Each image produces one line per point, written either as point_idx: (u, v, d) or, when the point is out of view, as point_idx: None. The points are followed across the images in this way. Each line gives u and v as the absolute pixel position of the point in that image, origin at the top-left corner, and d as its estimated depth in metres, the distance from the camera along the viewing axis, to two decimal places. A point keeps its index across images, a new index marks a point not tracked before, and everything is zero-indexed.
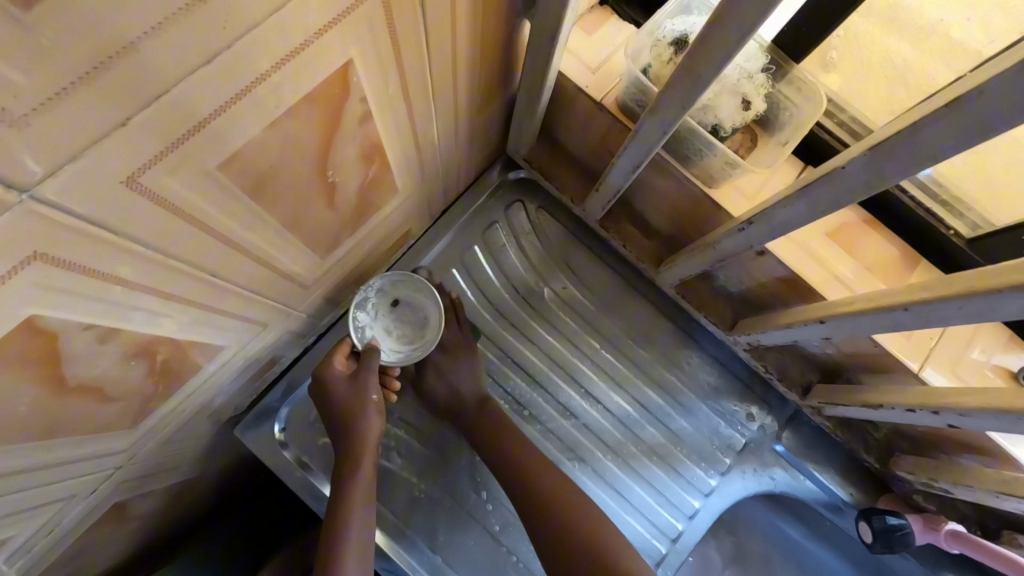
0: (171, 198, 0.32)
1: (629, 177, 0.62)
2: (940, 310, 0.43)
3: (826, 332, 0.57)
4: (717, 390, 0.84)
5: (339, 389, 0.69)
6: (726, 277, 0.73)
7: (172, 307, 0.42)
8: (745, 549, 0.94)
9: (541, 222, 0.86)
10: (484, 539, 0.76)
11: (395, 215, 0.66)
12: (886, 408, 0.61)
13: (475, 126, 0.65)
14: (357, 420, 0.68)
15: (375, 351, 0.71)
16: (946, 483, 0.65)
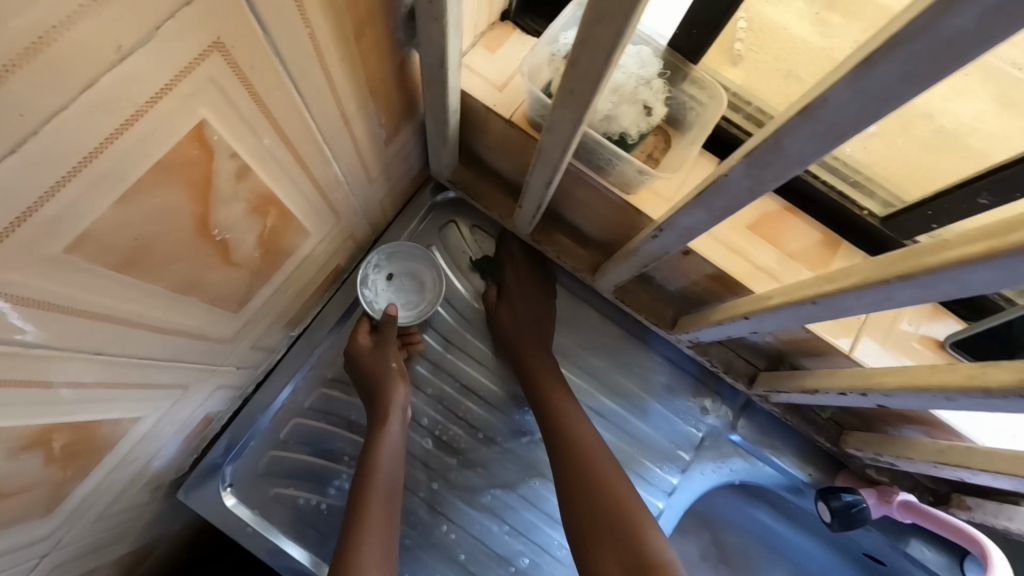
0: (18, 290, 0.30)
1: (545, 192, 0.61)
2: (843, 301, 0.43)
3: (752, 327, 0.57)
4: (670, 388, 0.84)
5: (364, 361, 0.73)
6: (661, 278, 0.73)
7: (58, 394, 0.39)
8: (720, 541, 0.96)
9: (477, 240, 0.86)
10: (451, 571, 0.74)
11: (315, 255, 0.64)
12: (822, 392, 0.62)
13: (387, 156, 0.64)
14: (382, 386, 0.71)
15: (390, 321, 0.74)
16: (891, 456, 0.66)
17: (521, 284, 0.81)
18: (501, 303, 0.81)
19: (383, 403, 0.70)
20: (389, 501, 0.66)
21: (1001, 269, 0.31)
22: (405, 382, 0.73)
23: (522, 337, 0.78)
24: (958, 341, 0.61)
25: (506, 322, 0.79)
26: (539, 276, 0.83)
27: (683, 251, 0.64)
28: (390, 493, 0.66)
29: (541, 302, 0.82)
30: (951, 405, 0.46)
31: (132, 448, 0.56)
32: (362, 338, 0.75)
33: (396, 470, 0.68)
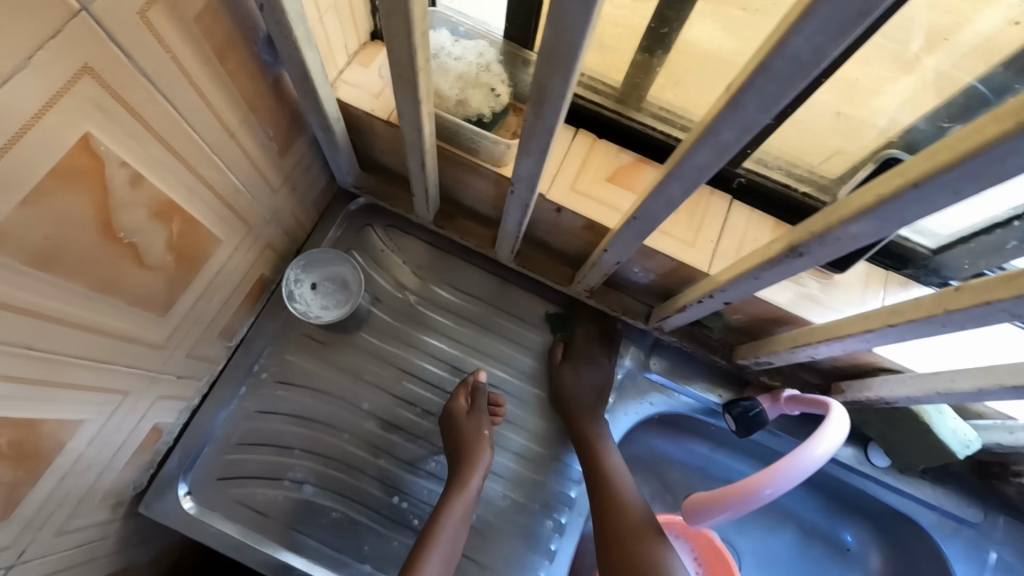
0: None
1: (424, 175, 0.70)
2: (650, 210, 0.53)
3: (615, 258, 0.67)
4: (587, 341, 0.93)
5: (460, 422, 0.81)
6: (551, 239, 0.82)
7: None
8: (669, 484, 1.03)
9: (395, 239, 0.94)
10: (409, 537, 0.80)
11: (233, 263, 0.72)
12: (690, 307, 0.71)
13: (286, 168, 0.73)
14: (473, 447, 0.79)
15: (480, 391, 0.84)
16: (765, 355, 0.75)
17: (587, 346, 0.89)
18: (570, 363, 0.88)
19: (467, 466, 0.78)
20: (454, 549, 0.72)
21: (711, 146, 0.41)
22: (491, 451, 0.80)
23: (592, 407, 0.86)
24: None
25: (579, 388, 0.86)
26: (608, 344, 0.91)
27: (556, 208, 0.74)
28: (454, 543, 0.73)
29: (606, 369, 0.90)
30: (762, 283, 0.56)
31: (82, 455, 0.62)
32: (461, 400, 0.83)
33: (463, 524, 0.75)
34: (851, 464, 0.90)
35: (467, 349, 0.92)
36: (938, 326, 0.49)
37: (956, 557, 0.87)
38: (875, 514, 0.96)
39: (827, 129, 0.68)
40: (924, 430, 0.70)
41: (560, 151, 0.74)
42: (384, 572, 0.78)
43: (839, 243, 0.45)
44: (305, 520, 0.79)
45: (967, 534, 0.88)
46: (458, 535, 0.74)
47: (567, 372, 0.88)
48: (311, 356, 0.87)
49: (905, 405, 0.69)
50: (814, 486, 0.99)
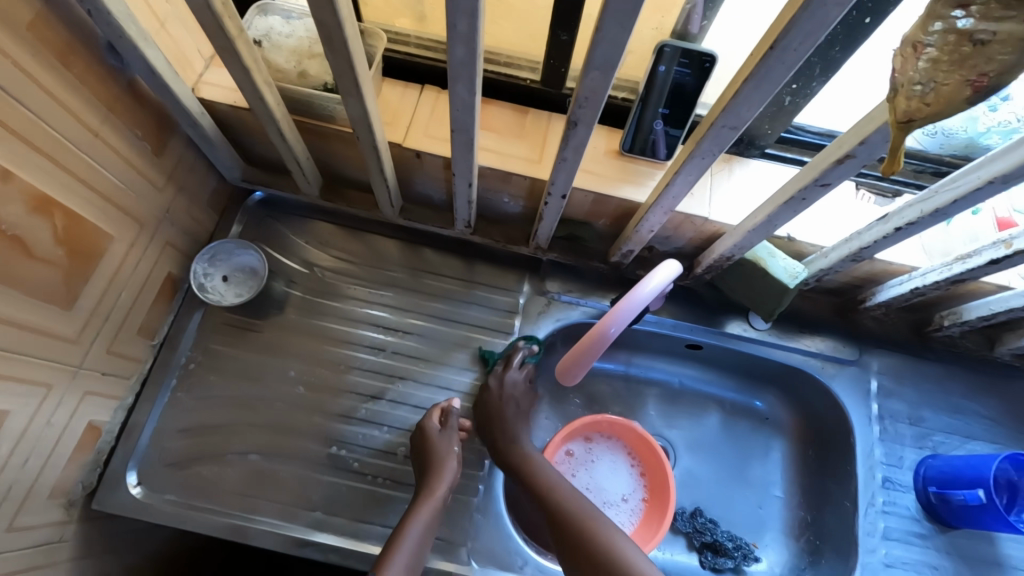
0: None
1: (289, 146, 0.79)
2: (461, 118, 0.63)
3: (468, 180, 0.77)
4: (486, 276, 1.01)
5: (428, 440, 0.85)
6: (426, 187, 0.91)
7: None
8: (598, 397, 1.12)
9: (295, 223, 1.02)
10: (352, 479, 0.87)
11: (132, 260, 0.79)
12: (546, 213, 0.82)
13: (165, 167, 0.81)
14: (440, 459, 0.83)
15: (450, 412, 0.87)
16: (625, 244, 0.86)
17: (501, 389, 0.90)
18: (493, 412, 0.89)
19: (434, 478, 0.81)
20: (422, 557, 0.76)
21: (460, 39, 0.51)
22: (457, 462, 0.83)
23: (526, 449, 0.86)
24: (625, 146, 0.84)
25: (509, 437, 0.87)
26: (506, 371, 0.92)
27: (417, 154, 0.83)
28: (420, 551, 0.76)
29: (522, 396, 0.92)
30: (574, 163, 0.67)
31: (17, 448, 0.68)
32: (433, 418, 0.87)
33: (431, 531, 0.78)
34: (740, 332, 1.02)
35: (400, 310, 0.98)
36: (701, 160, 0.60)
37: (842, 392, 0.99)
38: (776, 376, 1.06)
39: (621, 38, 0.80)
40: (760, 271, 0.82)
41: (412, 108, 0.84)
42: (333, 515, 0.84)
43: (593, 102, 0.55)
44: (254, 484, 0.85)
45: (848, 370, 1.00)
46: (418, 550, 0.76)
47: (501, 425, 0.88)
48: (233, 340, 0.93)
49: (742, 256, 0.81)
50: (719, 366, 1.10)
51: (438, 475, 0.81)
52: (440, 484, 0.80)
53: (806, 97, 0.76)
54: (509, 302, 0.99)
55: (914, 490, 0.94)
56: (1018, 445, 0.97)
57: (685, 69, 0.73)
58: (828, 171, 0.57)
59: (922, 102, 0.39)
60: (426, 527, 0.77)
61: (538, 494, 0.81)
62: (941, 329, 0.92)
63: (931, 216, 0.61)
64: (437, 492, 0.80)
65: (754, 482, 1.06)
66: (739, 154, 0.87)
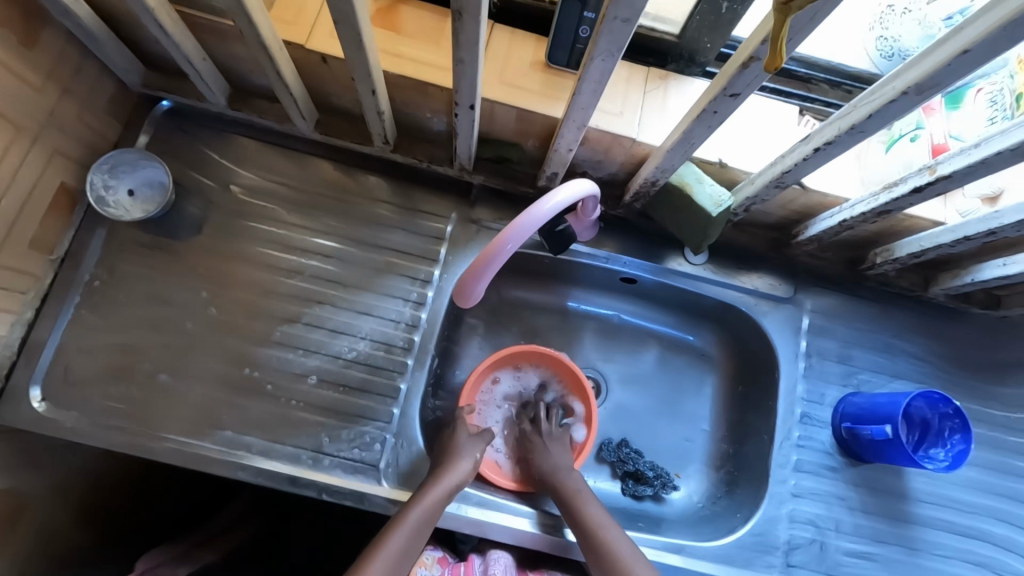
0: None
1: (178, 44, 0.72)
2: (340, 7, 0.56)
3: (370, 86, 0.70)
4: (414, 200, 0.96)
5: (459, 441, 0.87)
6: (341, 97, 0.85)
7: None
8: (535, 329, 1.10)
9: (207, 136, 0.94)
10: (265, 401, 0.86)
11: (12, 166, 0.73)
12: (462, 129, 0.76)
13: (41, 63, 0.74)
14: (454, 456, 0.83)
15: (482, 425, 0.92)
16: (549, 168, 0.81)
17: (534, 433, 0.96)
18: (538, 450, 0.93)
19: (443, 471, 0.81)
20: (418, 543, 0.76)
21: None
22: (472, 463, 0.83)
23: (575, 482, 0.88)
24: (551, 56, 0.77)
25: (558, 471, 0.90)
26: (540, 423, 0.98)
27: (323, 58, 0.76)
28: (414, 541, 0.76)
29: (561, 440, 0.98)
30: (473, 66, 0.61)
31: None
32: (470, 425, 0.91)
33: (434, 514, 0.78)
34: (677, 267, 0.99)
35: (346, 239, 0.94)
36: (601, 63, 0.55)
37: (772, 329, 0.97)
38: (713, 313, 1.05)
39: None
40: (687, 199, 0.78)
41: (317, 3, 0.76)
42: (243, 434, 0.84)
43: None
44: (164, 402, 0.84)
45: (782, 308, 0.98)
46: (415, 541, 0.76)
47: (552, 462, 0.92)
48: (141, 258, 0.89)
49: (668, 181, 0.77)
50: (657, 301, 1.08)
51: (451, 467, 0.81)
52: (447, 478, 0.80)
53: (744, 4, 0.68)
54: (436, 229, 0.95)
55: (830, 425, 0.95)
56: (941, 384, 0.97)
57: None
58: (735, 78, 0.52)
59: None
60: (429, 515, 0.77)
61: (583, 530, 0.82)
62: (875, 267, 0.89)
63: (847, 135, 0.56)
64: (444, 483, 0.79)
65: (682, 415, 1.07)
66: (679, 73, 0.80)
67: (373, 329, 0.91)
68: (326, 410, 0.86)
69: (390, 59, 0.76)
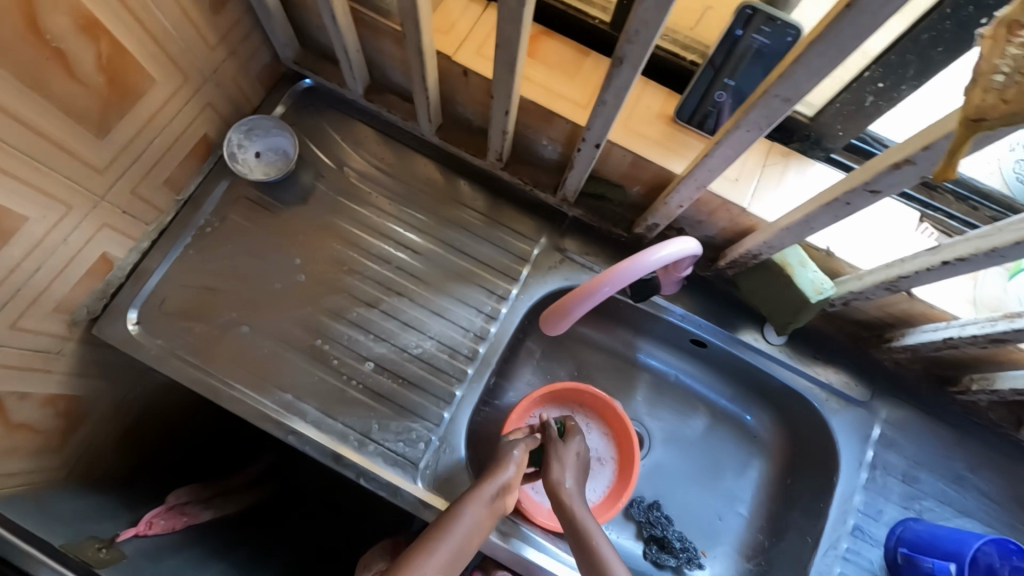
0: None
1: (341, 33, 0.78)
2: (506, 31, 0.60)
3: (504, 107, 0.74)
4: (510, 219, 0.99)
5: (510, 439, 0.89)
6: (466, 109, 0.89)
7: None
8: (589, 366, 1.11)
9: (332, 115, 1.01)
10: (328, 373, 0.90)
11: (171, 112, 0.81)
12: (578, 163, 0.79)
13: (221, 25, 0.82)
14: (500, 462, 0.81)
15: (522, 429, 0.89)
16: (652, 215, 0.82)
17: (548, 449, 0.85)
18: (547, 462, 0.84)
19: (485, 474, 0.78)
20: (461, 550, 0.72)
21: None
22: (514, 465, 0.81)
23: (575, 503, 0.80)
24: (679, 112, 0.79)
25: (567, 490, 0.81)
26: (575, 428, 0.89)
27: (463, 71, 0.81)
28: (460, 547, 0.72)
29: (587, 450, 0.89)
30: (613, 109, 0.63)
31: (32, 253, 0.72)
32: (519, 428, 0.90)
33: (482, 520, 0.75)
34: (750, 342, 0.97)
35: (434, 238, 0.98)
36: (745, 132, 0.55)
37: (839, 430, 0.93)
38: (777, 396, 1.02)
39: None
40: (787, 279, 0.76)
41: (471, 22, 0.81)
42: (302, 401, 0.88)
43: (644, 39, 0.51)
44: (238, 352, 0.89)
45: (853, 410, 0.94)
46: (455, 545, 0.71)
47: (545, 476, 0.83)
48: (250, 215, 0.96)
49: (770, 257, 0.76)
50: (723, 370, 1.06)
51: (493, 474, 0.79)
52: (490, 482, 0.78)
53: (890, 101, 0.69)
54: (524, 250, 0.98)
55: (883, 545, 0.90)
56: (1011, 534, 0.90)
57: (764, 38, 0.66)
58: (880, 176, 0.52)
59: (999, 98, 0.40)
60: (478, 520, 0.75)
61: (585, 557, 0.76)
62: (967, 393, 0.85)
63: (985, 257, 0.54)
64: (482, 491, 0.76)
65: (722, 492, 1.04)
66: (800, 153, 0.80)
67: (442, 331, 0.93)
68: (382, 398, 0.89)
69: (526, 85, 0.80)
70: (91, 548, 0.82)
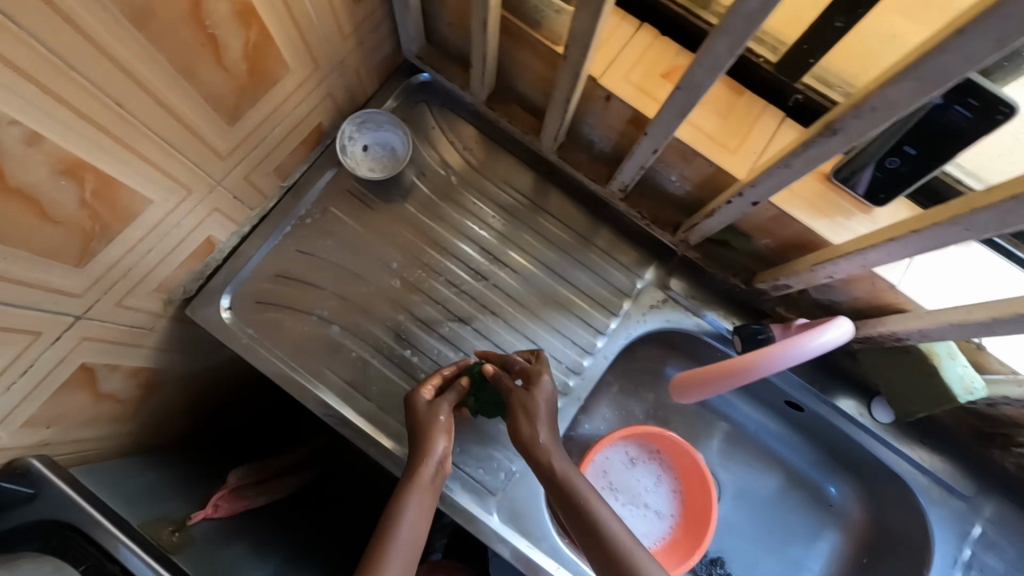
0: (71, 14, 0.45)
1: (486, 41, 0.73)
2: (696, 76, 0.54)
3: (655, 145, 0.69)
4: (615, 250, 0.95)
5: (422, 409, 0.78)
6: (594, 133, 0.83)
7: (68, 119, 0.50)
8: (666, 406, 1.06)
9: (444, 116, 0.98)
10: (413, 387, 0.87)
11: (295, 100, 0.77)
12: (720, 213, 0.73)
13: (358, 15, 0.77)
14: (426, 437, 0.75)
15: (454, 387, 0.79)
16: (786, 276, 0.76)
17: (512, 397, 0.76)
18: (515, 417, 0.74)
19: (415, 457, 0.73)
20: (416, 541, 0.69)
21: None
22: (446, 437, 0.75)
23: (557, 458, 0.72)
24: (836, 171, 0.72)
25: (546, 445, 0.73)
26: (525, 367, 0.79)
27: (606, 96, 0.75)
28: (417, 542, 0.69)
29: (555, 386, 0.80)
30: (794, 174, 0.57)
31: (147, 235, 0.70)
32: (429, 389, 0.79)
33: (425, 507, 0.71)
34: (852, 415, 0.91)
35: (533, 257, 0.94)
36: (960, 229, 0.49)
37: (937, 522, 0.87)
38: (866, 471, 0.96)
39: (884, 50, 0.68)
40: (932, 371, 0.72)
41: (622, 44, 0.75)
42: (384, 412, 0.85)
43: (878, 117, 0.45)
44: (326, 352, 0.87)
45: (955, 504, 0.88)
46: (411, 540, 0.69)
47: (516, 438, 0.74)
48: (350, 210, 0.93)
49: (916, 344, 0.70)
50: (809, 433, 1.00)
51: (425, 453, 0.74)
52: (424, 466, 0.73)
53: None
54: (626, 285, 0.94)
55: None
56: None
57: (967, 112, 0.60)
58: None
59: None
60: (423, 508, 0.71)
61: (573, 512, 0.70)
62: None
63: None
64: (421, 476, 0.73)
65: (790, 559, 1.00)
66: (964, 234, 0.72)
67: None
68: (466, 418, 0.87)
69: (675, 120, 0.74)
70: (164, 531, 0.81)
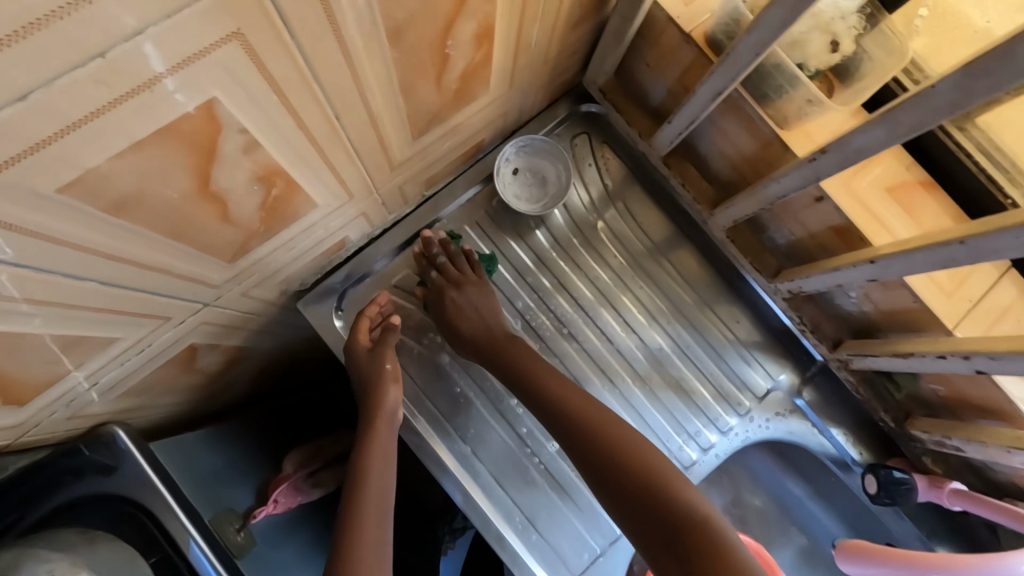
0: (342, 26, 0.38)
1: (707, 107, 0.65)
2: (994, 239, 0.46)
3: (874, 273, 0.61)
4: (749, 342, 0.89)
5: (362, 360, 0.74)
6: (778, 223, 0.75)
7: (288, 129, 0.44)
8: (747, 506, 1.00)
9: (604, 156, 0.90)
10: (511, 438, 0.82)
11: (476, 118, 0.70)
12: (915, 357, 0.66)
13: (567, 41, 0.69)
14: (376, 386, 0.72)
15: (394, 327, 0.77)
16: (959, 439, 0.70)
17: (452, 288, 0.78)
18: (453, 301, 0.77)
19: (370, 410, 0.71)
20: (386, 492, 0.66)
21: None
22: (398, 385, 0.73)
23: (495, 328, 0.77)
24: None
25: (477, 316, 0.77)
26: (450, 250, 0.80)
27: (817, 197, 0.65)
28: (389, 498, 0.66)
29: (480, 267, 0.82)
30: None
31: (297, 234, 0.64)
32: (363, 336, 0.76)
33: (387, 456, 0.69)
34: None
35: (661, 326, 0.88)
36: None
37: None
38: None
39: None
40: None
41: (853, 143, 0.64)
42: (477, 460, 0.80)
43: None
44: (432, 381, 0.82)
45: None
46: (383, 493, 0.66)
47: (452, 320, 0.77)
48: (484, 234, 0.86)
49: None
50: None
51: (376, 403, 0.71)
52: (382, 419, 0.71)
53: None
54: (756, 385, 0.87)
55: None
56: None
57: None
58: None
59: None
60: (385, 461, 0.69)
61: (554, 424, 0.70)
62: None
63: None
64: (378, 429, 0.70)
65: None
66: None
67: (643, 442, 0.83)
68: (555, 479, 0.82)
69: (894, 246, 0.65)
70: (230, 529, 0.77)
